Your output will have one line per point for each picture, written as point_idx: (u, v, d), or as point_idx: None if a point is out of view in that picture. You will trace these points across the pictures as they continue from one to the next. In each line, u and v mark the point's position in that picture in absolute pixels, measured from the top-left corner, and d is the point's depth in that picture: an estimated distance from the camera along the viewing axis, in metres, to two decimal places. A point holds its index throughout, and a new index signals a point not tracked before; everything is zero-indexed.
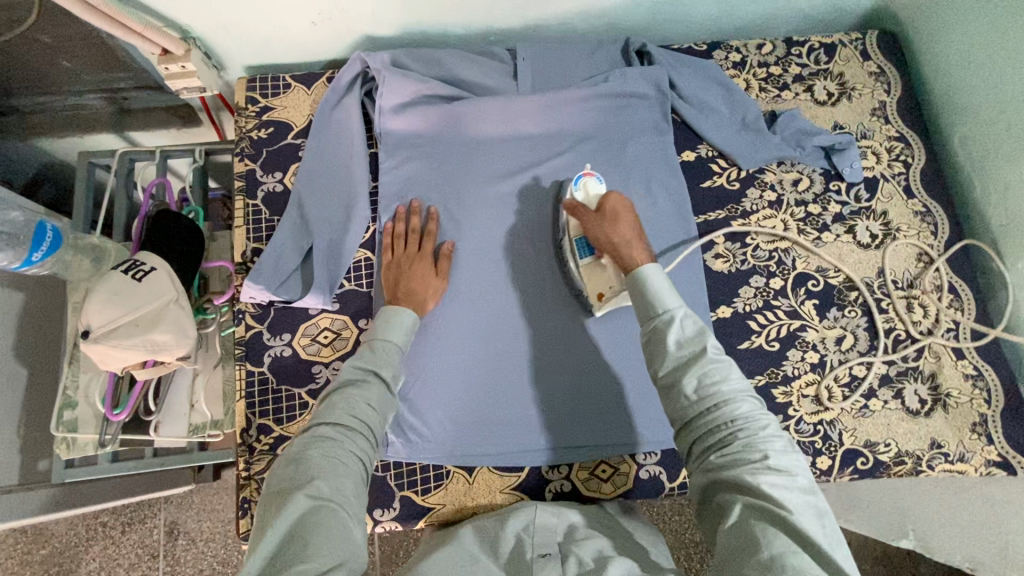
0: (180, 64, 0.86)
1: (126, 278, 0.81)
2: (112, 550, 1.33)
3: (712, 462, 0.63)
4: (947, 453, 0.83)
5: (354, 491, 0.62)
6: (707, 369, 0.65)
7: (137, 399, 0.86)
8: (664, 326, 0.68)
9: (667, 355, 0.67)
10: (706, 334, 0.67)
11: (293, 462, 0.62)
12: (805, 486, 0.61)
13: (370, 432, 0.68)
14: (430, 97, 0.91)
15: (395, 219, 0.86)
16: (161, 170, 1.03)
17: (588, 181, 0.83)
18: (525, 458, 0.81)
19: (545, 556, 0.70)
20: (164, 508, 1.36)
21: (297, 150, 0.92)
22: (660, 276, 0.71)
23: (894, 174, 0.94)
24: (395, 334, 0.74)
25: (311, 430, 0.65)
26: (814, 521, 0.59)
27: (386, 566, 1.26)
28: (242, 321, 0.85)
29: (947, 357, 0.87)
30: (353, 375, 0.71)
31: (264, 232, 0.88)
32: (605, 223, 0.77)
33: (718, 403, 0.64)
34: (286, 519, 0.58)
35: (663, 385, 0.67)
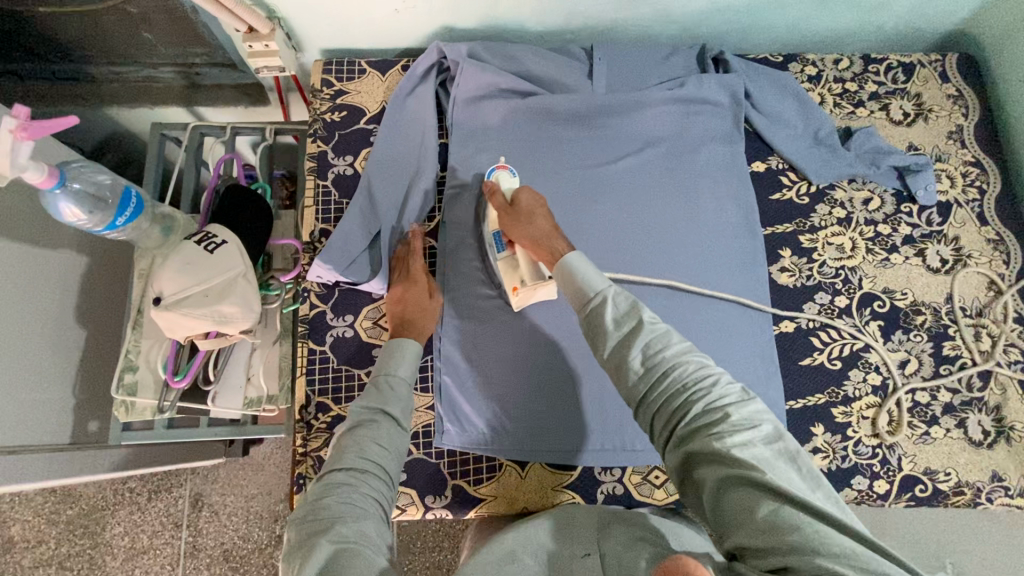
0: (264, 42, 0.87)
1: (200, 249, 0.83)
2: (138, 517, 1.36)
3: (678, 437, 0.57)
4: (1008, 487, 0.81)
5: (377, 532, 0.59)
6: (647, 336, 0.61)
7: (198, 368, 0.87)
8: (597, 303, 0.64)
9: (608, 330, 0.62)
10: (638, 304, 0.63)
11: (310, 514, 0.59)
12: (772, 433, 0.55)
13: (385, 472, 0.65)
14: (505, 91, 0.92)
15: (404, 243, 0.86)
16: (230, 146, 1.04)
17: (501, 173, 0.85)
18: (580, 458, 0.80)
19: (585, 556, 0.65)
20: (192, 480, 1.38)
21: (368, 135, 0.93)
22: (585, 262, 0.68)
23: (968, 200, 0.92)
24: (399, 368, 0.72)
25: (324, 478, 0.63)
26: (790, 468, 0.53)
27: (406, 556, 1.27)
28: (307, 300, 0.86)
29: (1013, 389, 0.85)
30: (362, 416, 0.68)
31: (333, 214, 0.90)
32: (519, 215, 0.78)
33: (666, 369, 0.59)
34: (309, 571, 0.54)
35: (609, 364, 0.62)
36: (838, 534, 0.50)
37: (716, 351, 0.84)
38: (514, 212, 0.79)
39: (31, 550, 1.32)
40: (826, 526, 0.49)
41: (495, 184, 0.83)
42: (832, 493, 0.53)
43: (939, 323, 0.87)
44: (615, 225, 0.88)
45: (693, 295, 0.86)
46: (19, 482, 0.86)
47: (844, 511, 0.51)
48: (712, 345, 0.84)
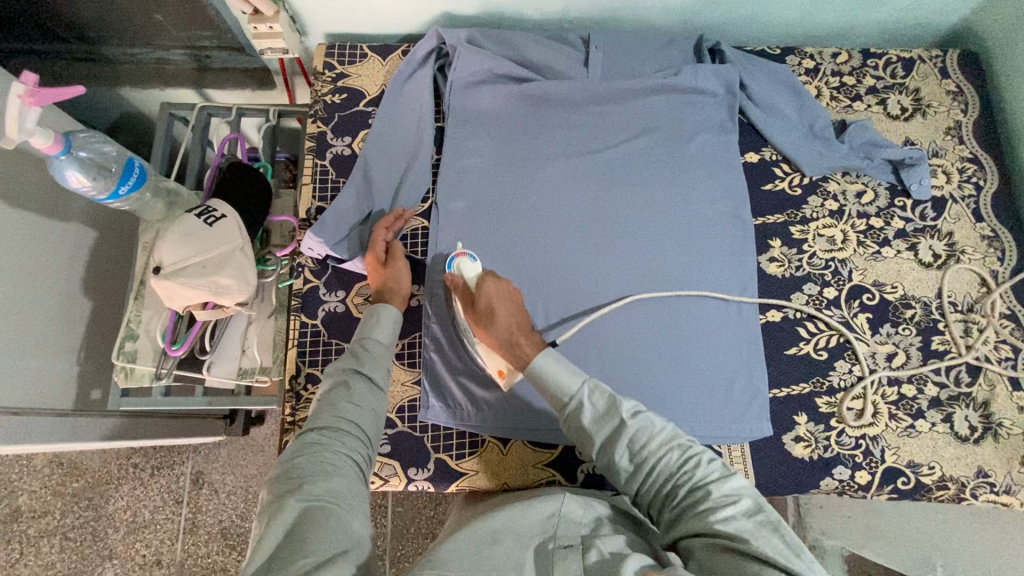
0: (269, 24, 0.90)
1: (199, 221, 0.85)
2: (139, 492, 1.39)
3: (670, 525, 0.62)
4: (993, 484, 0.80)
5: (349, 488, 0.61)
6: (630, 433, 0.64)
7: (195, 338, 0.90)
8: (577, 406, 0.67)
9: (595, 431, 0.66)
10: (615, 399, 0.67)
11: (283, 472, 0.62)
12: (751, 506, 0.59)
13: (360, 432, 0.68)
14: (501, 77, 0.94)
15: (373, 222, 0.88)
16: (235, 126, 1.07)
17: (462, 262, 0.80)
18: (560, 438, 0.81)
19: (567, 547, 0.64)
20: (193, 458, 1.41)
21: (366, 118, 0.95)
22: (558, 359, 0.70)
23: (964, 195, 0.92)
24: (374, 332, 0.76)
25: (300, 438, 0.65)
26: (774, 537, 0.56)
27: (395, 541, 1.28)
28: (301, 274, 0.89)
29: (1002, 386, 0.84)
30: (337, 376, 0.71)
31: (330, 192, 0.92)
32: (484, 315, 0.74)
33: (650, 461, 0.63)
34: (279, 527, 0.57)
35: (601, 465, 0.66)
36: None
37: (701, 338, 0.84)
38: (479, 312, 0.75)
39: (36, 520, 1.36)
40: None
41: (456, 275, 0.79)
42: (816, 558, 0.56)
43: (928, 317, 0.87)
44: (606, 210, 0.89)
45: (681, 281, 0.87)
46: (21, 443, 0.89)
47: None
48: (697, 331, 0.85)
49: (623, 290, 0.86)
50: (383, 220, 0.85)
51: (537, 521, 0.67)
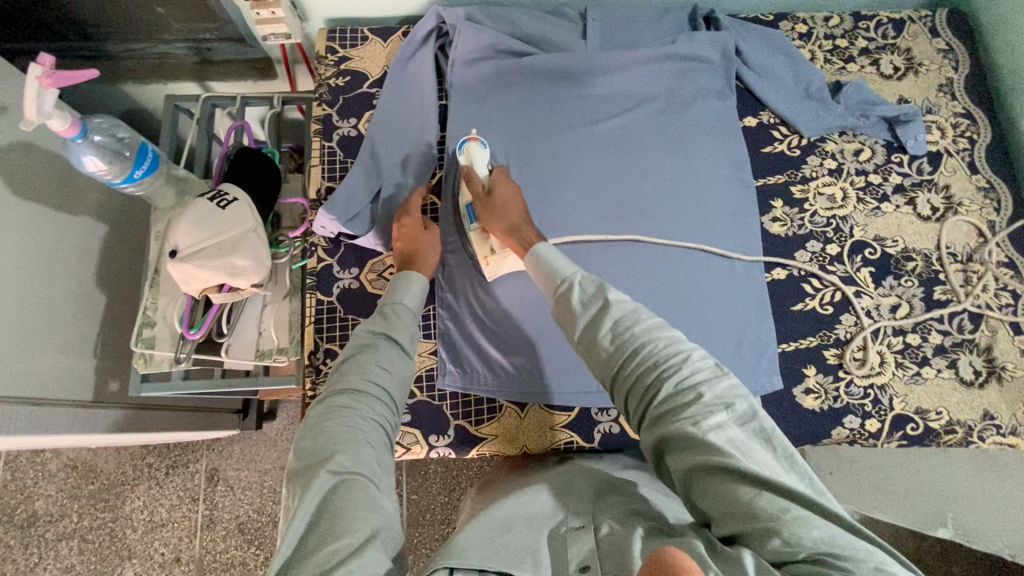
0: (271, 9, 0.92)
1: (212, 205, 0.87)
2: (156, 491, 1.40)
3: (653, 419, 0.59)
4: (1000, 426, 0.83)
5: (376, 459, 0.63)
6: (620, 318, 0.62)
7: (212, 322, 0.91)
8: (568, 291, 0.67)
9: (582, 318, 0.64)
10: (606, 288, 0.65)
11: (312, 439, 0.63)
12: (744, 411, 0.57)
13: (387, 397, 0.69)
14: (501, 53, 0.96)
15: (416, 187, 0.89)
16: (240, 115, 1.09)
17: (471, 146, 0.84)
18: (577, 400, 0.83)
19: (578, 527, 0.66)
20: (208, 454, 1.43)
21: (371, 99, 0.97)
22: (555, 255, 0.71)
23: (958, 149, 0.94)
24: (406, 296, 0.76)
25: (327, 400, 0.66)
26: (762, 448, 0.55)
27: (414, 526, 1.30)
28: (314, 253, 0.90)
29: (1004, 331, 0.86)
30: (363, 338, 0.72)
31: (338, 173, 0.94)
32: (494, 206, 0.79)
33: (635, 351, 0.60)
34: (312, 498, 0.59)
35: (583, 348, 0.64)
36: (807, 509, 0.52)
37: (708, 297, 0.86)
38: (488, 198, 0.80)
39: (54, 523, 1.37)
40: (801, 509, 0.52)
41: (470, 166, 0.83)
42: (801, 470, 0.55)
43: (930, 269, 0.89)
44: (610, 178, 0.91)
45: (687, 245, 0.88)
46: (44, 434, 0.91)
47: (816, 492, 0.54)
48: (704, 291, 0.87)
49: (630, 254, 0.88)
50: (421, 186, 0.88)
51: (546, 509, 0.71)
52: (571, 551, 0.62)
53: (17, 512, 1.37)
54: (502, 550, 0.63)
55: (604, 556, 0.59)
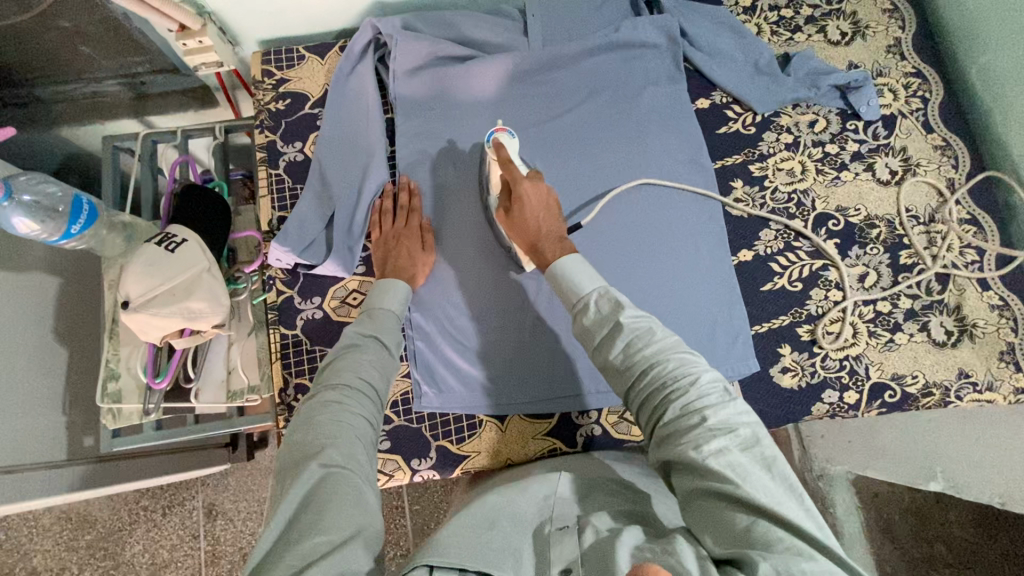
0: (198, 39, 0.88)
1: (160, 249, 0.84)
2: (155, 533, 1.38)
3: (659, 436, 0.61)
4: (976, 383, 0.83)
5: (365, 456, 0.62)
6: (631, 338, 0.64)
7: (177, 368, 0.89)
8: (583, 308, 0.70)
9: (595, 331, 0.67)
10: (621, 308, 0.67)
11: (302, 432, 0.63)
12: (747, 437, 0.57)
13: (374, 397, 0.69)
14: (443, 59, 0.93)
15: (382, 196, 0.87)
16: (183, 150, 1.05)
17: (500, 137, 0.85)
18: (556, 406, 0.83)
19: (562, 529, 0.63)
20: (203, 489, 1.41)
21: (314, 120, 0.94)
22: (578, 266, 0.72)
23: (912, 110, 0.94)
24: (390, 301, 0.77)
25: (317, 396, 0.66)
26: (764, 475, 0.56)
27: (419, 537, 1.29)
28: (273, 287, 0.88)
29: (971, 288, 0.86)
30: (353, 339, 0.73)
31: (289, 201, 0.90)
32: (521, 202, 0.78)
33: (646, 369, 0.63)
34: (297, 491, 0.58)
35: (599, 365, 0.68)
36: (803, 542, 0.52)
37: (676, 288, 0.86)
38: (514, 194, 0.79)
39: None
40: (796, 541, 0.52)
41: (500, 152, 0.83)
42: (804, 501, 0.55)
43: (894, 234, 0.89)
44: (568, 177, 0.89)
45: (651, 236, 0.87)
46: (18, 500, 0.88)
47: (815, 526, 0.53)
48: (672, 282, 0.86)
49: (595, 251, 0.87)
50: (416, 199, 0.86)
51: (533, 502, 0.69)
52: (554, 552, 0.60)
53: (14, 572, 1.34)
54: (484, 545, 0.60)
55: (584, 560, 0.57)
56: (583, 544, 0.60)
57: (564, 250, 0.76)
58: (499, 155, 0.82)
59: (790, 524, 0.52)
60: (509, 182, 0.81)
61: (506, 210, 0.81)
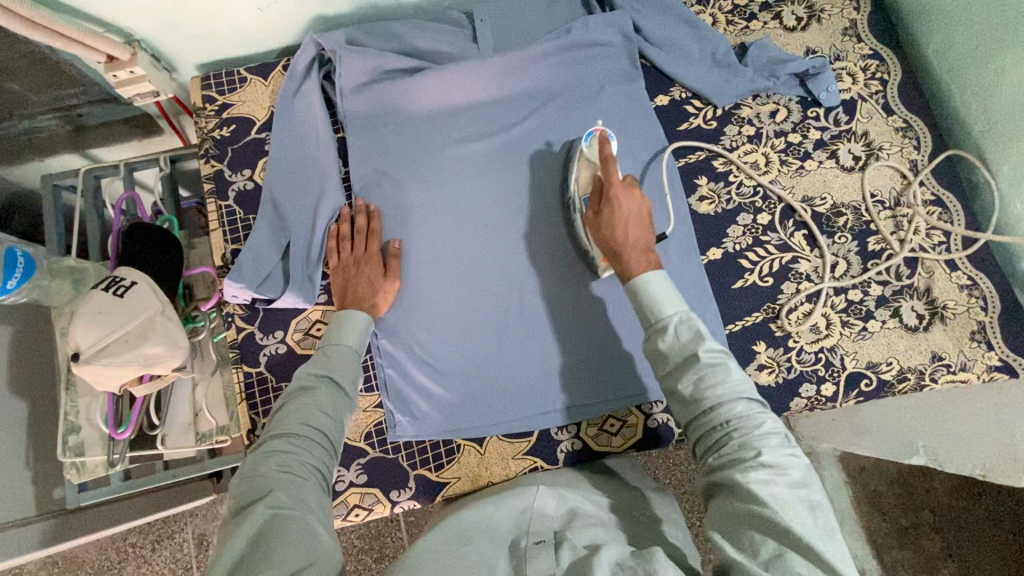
0: (128, 69, 0.83)
1: (108, 295, 0.80)
2: (145, 570, 1.34)
3: (711, 465, 0.62)
4: (950, 364, 0.83)
5: (315, 499, 0.61)
6: (704, 371, 0.64)
7: (139, 415, 0.85)
8: (661, 328, 0.68)
9: (668, 356, 0.67)
10: (702, 338, 0.66)
11: (248, 480, 0.61)
12: (797, 478, 0.59)
13: (327, 441, 0.67)
14: (392, 72, 0.89)
15: (338, 220, 0.84)
16: (129, 183, 1.00)
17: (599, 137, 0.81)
18: (534, 424, 0.82)
19: (539, 543, 0.63)
20: (191, 522, 1.37)
21: (262, 145, 0.90)
22: (661, 283, 0.70)
23: (871, 93, 0.93)
24: (348, 337, 0.75)
25: (265, 443, 0.64)
26: (808, 515, 0.57)
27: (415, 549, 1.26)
28: (232, 324, 0.84)
29: (940, 270, 0.86)
30: (304, 381, 0.71)
31: (242, 232, 0.87)
32: (609, 205, 0.75)
33: (713, 401, 0.63)
34: (246, 531, 0.57)
35: (664, 388, 0.68)
36: None
37: None
38: (606, 197, 0.76)
39: None
40: None
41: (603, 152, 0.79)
42: (840, 545, 0.56)
43: (860, 221, 0.88)
44: (530, 187, 0.87)
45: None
46: None
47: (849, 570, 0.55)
48: None
49: (562, 260, 0.85)
50: (375, 220, 0.83)
51: (510, 516, 0.68)
52: (530, 568, 0.59)
53: None
54: (453, 562, 0.61)
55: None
56: (561, 563, 0.60)
57: (648, 264, 0.73)
58: (603, 155, 0.79)
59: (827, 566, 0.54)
60: (603, 183, 0.77)
61: (596, 212, 0.77)
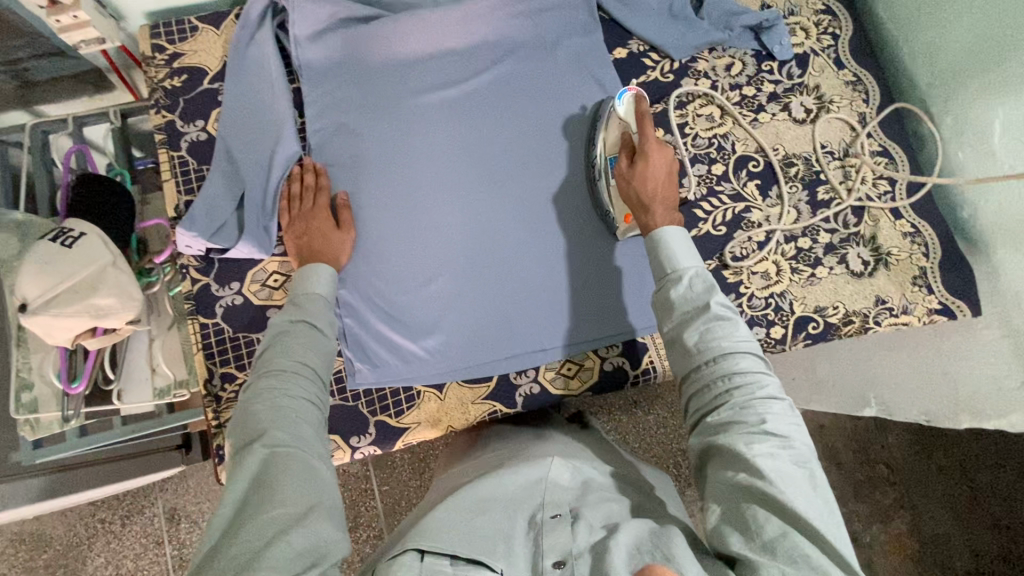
0: (71, 13, 0.80)
1: (54, 245, 0.78)
2: (117, 544, 1.31)
3: (709, 421, 0.63)
4: (892, 308, 0.87)
5: (312, 435, 0.63)
6: (713, 326, 0.66)
7: (94, 369, 0.85)
8: (673, 280, 0.71)
9: (675, 306, 0.69)
10: (714, 292, 0.69)
11: (244, 419, 0.62)
12: (796, 448, 0.60)
13: (315, 375, 0.68)
14: (347, 21, 0.89)
15: (289, 180, 0.83)
16: (78, 138, 0.97)
17: (632, 97, 0.82)
18: (494, 369, 0.83)
19: (556, 517, 0.63)
20: (162, 495, 1.33)
21: (215, 95, 0.88)
22: (680, 239, 0.73)
23: (824, 47, 0.95)
24: (319, 286, 0.75)
25: (254, 384, 0.65)
26: (808, 489, 0.58)
27: (392, 517, 1.26)
28: (187, 275, 0.83)
29: (885, 218, 0.89)
30: (280, 327, 0.70)
31: (195, 184, 0.85)
32: (641, 162, 0.78)
33: (717, 357, 0.65)
34: (246, 471, 0.58)
35: (668, 341, 0.69)
36: (827, 559, 0.55)
37: (603, 243, 0.86)
38: (640, 155, 0.78)
39: None
40: (821, 555, 0.54)
41: (642, 110, 0.80)
42: (836, 522, 0.57)
43: (811, 171, 0.90)
44: (489, 139, 0.88)
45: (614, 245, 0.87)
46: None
47: (843, 545, 0.56)
48: (599, 235, 0.87)
49: (522, 206, 0.86)
50: (325, 179, 0.82)
51: (524, 487, 0.70)
52: (548, 542, 0.60)
53: None
54: (470, 533, 0.61)
55: (586, 553, 0.58)
56: (578, 540, 0.60)
57: (670, 220, 0.77)
58: (639, 112, 0.80)
59: (819, 538, 0.55)
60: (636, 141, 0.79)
61: (626, 167, 0.79)
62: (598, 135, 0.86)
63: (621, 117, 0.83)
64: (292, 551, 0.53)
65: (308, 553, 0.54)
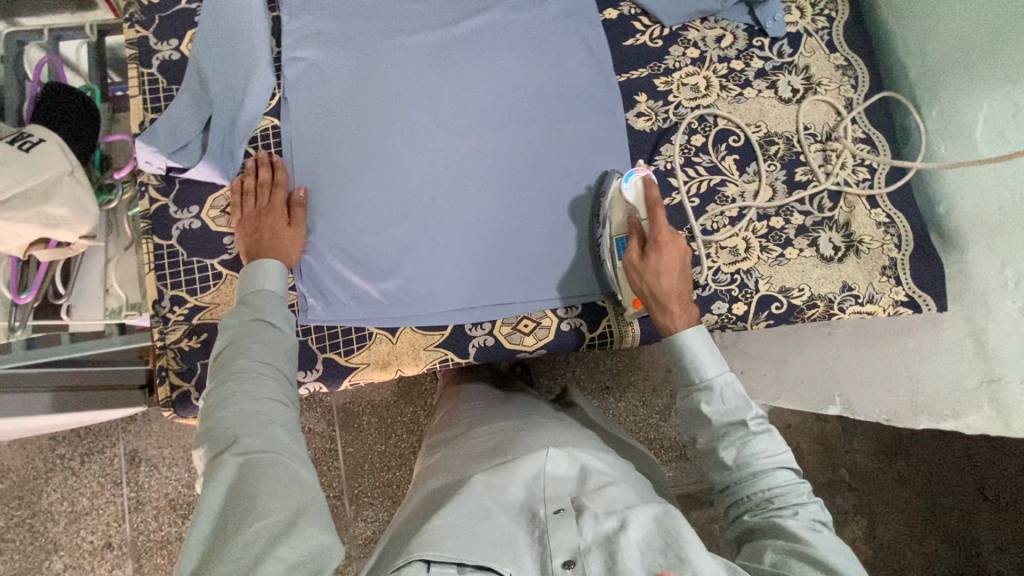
0: None
1: (12, 149, 0.76)
2: (74, 481, 1.25)
3: (746, 523, 0.65)
4: (858, 296, 0.86)
5: (288, 437, 0.62)
6: (751, 438, 0.66)
7: (44, 281, 0.83)
8: (704, 391, 0.70)
9: (709, 419, 0.69)
10: (747, 406, 0.68)
11: (213, 424, 0.60)
12: (832, 538, 0.61)
13: (277, 372, 0.66)
14: None
15: (243, 174, 0.80)
16: (53, 50, 0.96)
17: (639, 180, 0.78)
18: (449, 318, 0.82)
19: (558, 512, 0.63)
20: (124, 436, 1.27)
21: (192, 16, 0.86)
22: (702, 343, 0.72)
23: (817, 28, 0.93)
24: (267, 282, 0.73)
25: (215, 392, 0.63)
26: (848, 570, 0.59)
27: (353, 479, 1.24)
28: (145, 194, 0.82)
29: (860, 206, 0.88)
30: (236, 325, 0.69)
31: (163, 103, 0.84)
32: (655, 257, 0.74)
33: (756, 471, 0.65)
34: (221, 483, 0.56)
35: (703, 452, 0.70)
36: None
37: (573, 202, 0.85)
38: (654, 248, 0.74)
39: None
40: None
41: (651, 199, 0.76)
42: None
43: (791, 151, 0.89)
44: (467, 87, 0.86)
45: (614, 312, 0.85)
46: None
47: None
48: (570, 194, 0.85)
49: (495, 158, 0.85)
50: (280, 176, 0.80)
51: (522, 487, 0.67)
52: (556, 541, 0.60)
53: None
54: (477, 542, 0.59)
55: (595, 549, 0.59)
56: (585, 535, 0.60)
57: (688, 319, 0.74)
58: (650, 201, 0.76)
59: None
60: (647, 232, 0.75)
61: (637, 258, 0.75)
62: (603, 210, 0.81)
63: (628, 202, 0.78)
64: (284, 564, 0.52)
65: (302, 564, 0.53)
